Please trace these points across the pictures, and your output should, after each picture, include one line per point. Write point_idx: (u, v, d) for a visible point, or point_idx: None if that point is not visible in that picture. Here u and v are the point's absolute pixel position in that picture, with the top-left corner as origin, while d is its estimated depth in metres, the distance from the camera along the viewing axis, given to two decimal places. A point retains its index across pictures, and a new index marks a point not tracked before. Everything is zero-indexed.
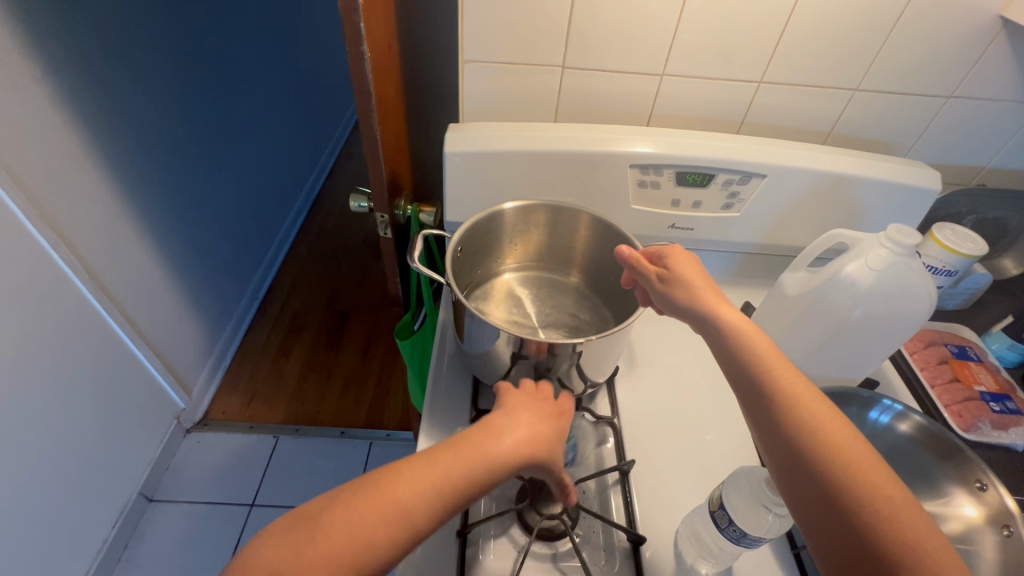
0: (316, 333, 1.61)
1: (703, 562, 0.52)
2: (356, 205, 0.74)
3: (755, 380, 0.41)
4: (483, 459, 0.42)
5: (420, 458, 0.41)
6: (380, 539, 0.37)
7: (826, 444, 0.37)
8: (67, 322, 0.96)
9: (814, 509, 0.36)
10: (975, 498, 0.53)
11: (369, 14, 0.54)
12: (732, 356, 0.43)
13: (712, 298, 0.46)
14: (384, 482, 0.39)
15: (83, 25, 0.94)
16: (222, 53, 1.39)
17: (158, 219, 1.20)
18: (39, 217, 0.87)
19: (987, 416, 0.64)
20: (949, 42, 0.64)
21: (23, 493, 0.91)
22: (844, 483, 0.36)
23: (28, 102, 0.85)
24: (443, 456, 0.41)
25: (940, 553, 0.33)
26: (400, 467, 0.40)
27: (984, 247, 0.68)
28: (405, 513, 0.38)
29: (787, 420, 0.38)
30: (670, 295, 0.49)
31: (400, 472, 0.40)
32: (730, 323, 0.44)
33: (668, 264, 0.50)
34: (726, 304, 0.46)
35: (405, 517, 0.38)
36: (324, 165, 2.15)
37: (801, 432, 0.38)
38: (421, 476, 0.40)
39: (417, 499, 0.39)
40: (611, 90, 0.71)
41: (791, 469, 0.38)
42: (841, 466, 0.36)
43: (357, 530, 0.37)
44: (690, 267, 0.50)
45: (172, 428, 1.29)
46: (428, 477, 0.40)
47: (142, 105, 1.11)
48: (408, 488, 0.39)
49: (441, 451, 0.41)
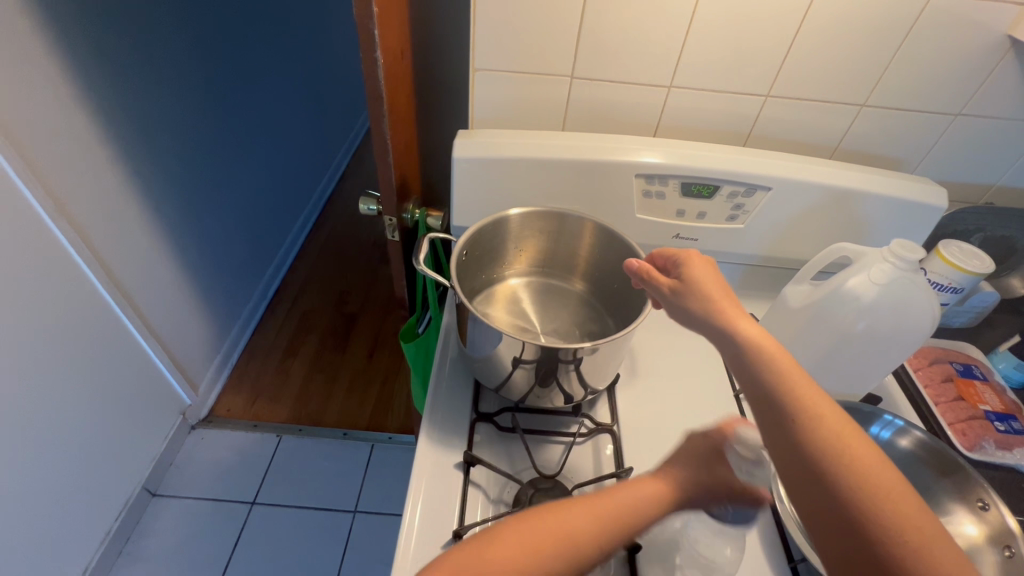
0: (322, 333, 1.62)
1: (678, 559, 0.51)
2: (365, 208, 0.75)
3: (778, 399, 0.39)
4: (638, 505, 0.43)
5: (579, 500, 0.42)
6: (543, 574, 0.38)
7: (856, 471, 0.36)
8: (79, 315, 0.98)
9: (840, 540, 0.35)
10: (976, 517, 0.52)
11: (382, 21, 0.56)
12: (754, 372, 0.41)
13: (734, 312, 0.45)
14: (550, 523, 0.40)
15: (106, 27, 0.97)
16: (241, 56, 1.42)
17: (173, 218, 1.22)
18: (58, 213, 0.90)
19: (990, 436, 0.63)
20: (959, 59, 0.65)
21: (30, 481, 0.92)
22: (875, 513, 0.34)
23: (53, 102, 0.89)
24: (597, 507, 0.42)
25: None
26: (559, 506, 0.41)
27: (991, 264, 0.67)
28: (568, 543, 0.39)
29: (815, 442, 0.37)
30: (687, 306, 0.48)
31: (563, 508, 0.41)
32: (751, 338, 0.43)
33: (683, 274, 0.50)
34: (746, 319, 0.44)
35: (569, 553, 0.39)
36: (337, 169, 2.17)
37: (829, 456, 0.36)
38: (582, 520, 0.40)
39: (583, 533, 0.40)
40: (618, 101, 0.72)
41: (815, 497, 0.36)
42: (873, 496, 0.35)
43: (523, 554, 0.38)
44: (706, 278, 0.49)
45: (177, 423, 1.31)
46: (595, 516, 0.41)
47: (161, 106, 1.14)
48: (574, 525, 0.40)
49: (597, 505, 0.42)
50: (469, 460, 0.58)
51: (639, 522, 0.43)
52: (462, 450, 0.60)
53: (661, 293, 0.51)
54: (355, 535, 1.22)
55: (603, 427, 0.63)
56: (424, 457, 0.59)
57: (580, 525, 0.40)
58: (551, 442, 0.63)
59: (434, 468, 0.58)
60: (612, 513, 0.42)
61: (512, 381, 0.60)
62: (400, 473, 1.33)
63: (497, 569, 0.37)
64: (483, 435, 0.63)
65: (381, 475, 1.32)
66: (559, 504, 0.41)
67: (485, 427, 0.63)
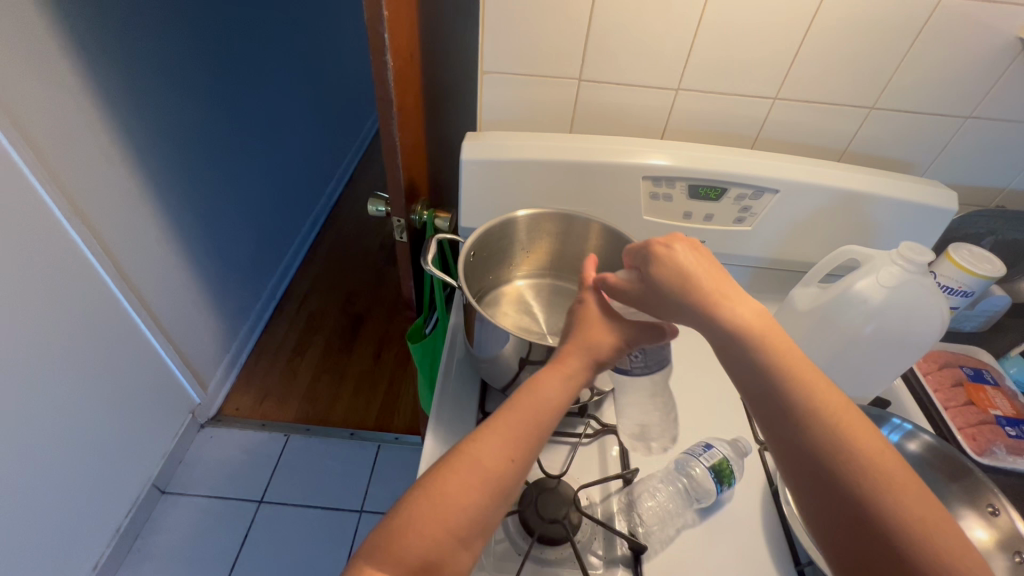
0: (330, 334, 1.64)
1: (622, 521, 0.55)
2: (374, 209, 0.76)
3: (781, 391, 0.40)
4: (538, 407, 0.44)
5: (478, 431, 0.43)
6: (464, 510, 0.39)
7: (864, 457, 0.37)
8: (92, 314, 0.99)
9: (855, 528, 0.36)
10: (986, 522, 0.52)
11: (392, 24, 0.57)
12: (756, 363, 0.41)
13: (731, 294, 0.44)
14: (455, 469, 0.40)
15: (120, 31, 0.99)
16: (252, 60, 1.44)
17: (184, 219, 1.24)
18: (73, 213, 0.92)
19: (1002, 441, 0.62)
20: (969, 61, 0.64)
21: (42, 476, 0.94)
22: (881, 499, 0.35)
23: (69, 105, 0.91)
24: (493, 431, 0.42)
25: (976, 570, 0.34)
26: (459, 448, 0.42)
27: (1002, 268, 0.66)
28: (479, 477, 0.40)
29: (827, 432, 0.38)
30: (665, 291, 0.45)
31: (466, 447, 0.42)
32: (742, 324, 0.42)
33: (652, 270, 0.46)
34: (732, 302, 0.43)
35: (484, 484, 0.40)
36: (346, 171, 2.19)
37: (840, 444, 0.37)
38: (482, 449, 0.41)
39: (487, 459, 0.41)
40: (626, 104, 0.72)
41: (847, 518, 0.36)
42: (880, 482, 0.36)
43: (438, 508, 0.39)
44: (682, 266, 0.45)
45: (187, 421, 1.32)
46: (501, 437, 0.42)
47: (173, 108, 1.16)
48: (478, 454, 0.41)
49: (492, 428, 0.42)
50: None
51: (546, 419, 0.44)
52: None
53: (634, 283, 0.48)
54: (360, 534, 1.22)
55: (609, 428, 0.63)
56: (431, 456, 0.60)
57: (482, 454, 0.41)
58: (557, 443, 0.63)
59: None
60: (512, 429, 0.42)
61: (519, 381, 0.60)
62: (406, 473, 1.33)
63: (416, 527, 0.38)
64: None
65: (387, 475, 1.32)
66: (458, 448, 0.42)
67: None
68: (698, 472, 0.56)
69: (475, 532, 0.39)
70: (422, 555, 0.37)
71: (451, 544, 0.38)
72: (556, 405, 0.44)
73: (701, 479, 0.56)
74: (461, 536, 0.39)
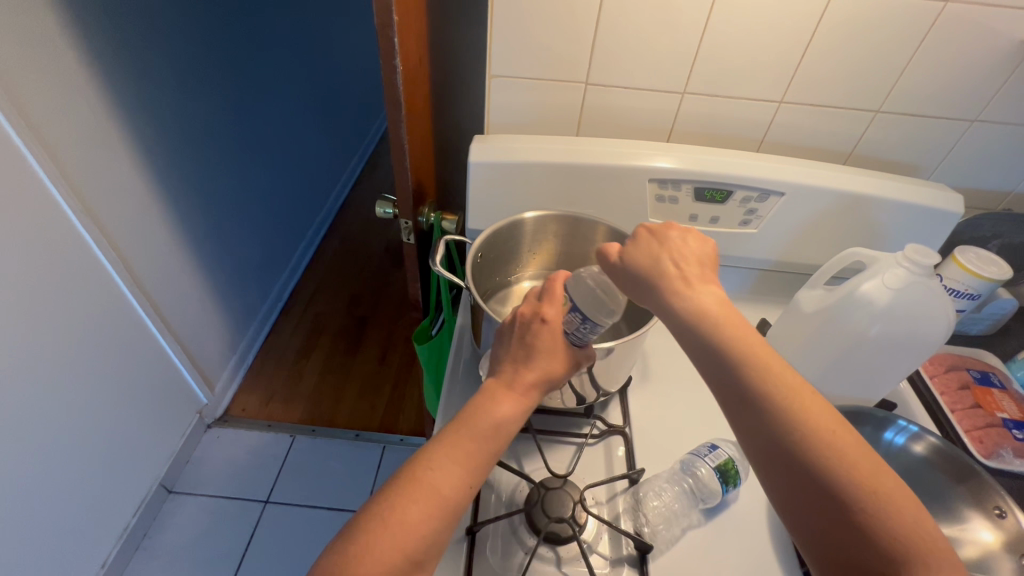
0: (336, 335, 1.65)
1: (625, 518, 0.56)
2: (382, 211, 0.77)
3: (737, 376, 0.40)
4: (489, 426, 0.44)
5: (429, 454, 0.43)
6: (425, 539, 0.40)
7: (818, 438, 0.37)
8: (102, 313, 1.01)
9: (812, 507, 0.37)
10: (993, 523, 0.52)
11: (402, 30, 0.58)
12: (713, 348, 0.41)
13: (692, 279, 0.44)
14: (408, 497, 0.40)
15: (132, 35, 1.01)
16: (261, 64, 1.46)
17: (193, 220, 1.26)
18: (85, 214, 0.94)
19: (1009, 444, 0.63)
20: (974, 65, 0.65)
21: (52, 473, 0.95)
22: (836, 474, 0.36)
23: (82, 108, 0.92)
24: (445, 455, 0.42)
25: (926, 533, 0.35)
26: (411, 472, 0.42)
27: (1008, 271, 0.67)
28: (434, 502, 0.40)
29: (780, 416, 0.38)
30: (635, 269, 0.46)
31: (419, 472, 0.41)
32: (699, 305, 0.42)
33: (631, 245, 0.47)
34: (695, 288, 0.44)
35: (437, 510, 0.40)
36: (352, 174, 2.21)
37: (793, 426, 0.38)
38: (434, 473, 0.41)
39: (441, 485, 0.41)
40: (633, 107, 0.73)
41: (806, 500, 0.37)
42: (834, 459, 0.37)
43: (393, 537, 0.39)
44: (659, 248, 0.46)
45: (194, 421, 1.33)
46: (459, 463, 0.42)
47: (184, 111, 1.18)
48: (438, 483, 0.41)
49: (444, 451, 0.43)
50: None
51: (497, 439, 0.44)
52: None
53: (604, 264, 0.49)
54: None
55: (615, 429, 0.63)
56: None
57: (436, 480, 0.41)
58: (563, 443, 0.63)
59: None
60: (463, 452, 0.43)
61: None
62: None
63: (382, 560, 0.38)
64: None
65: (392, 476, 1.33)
66: (411, 472, 0.42)
67: None
68: (704, 472, 0.57)
69: (429, 555, 0.40)
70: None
71: (408, 569, 0.39)
72: (508, 422, 0.45)
73: (706, 479, 0.56)
74: (415, 560, 0.39)
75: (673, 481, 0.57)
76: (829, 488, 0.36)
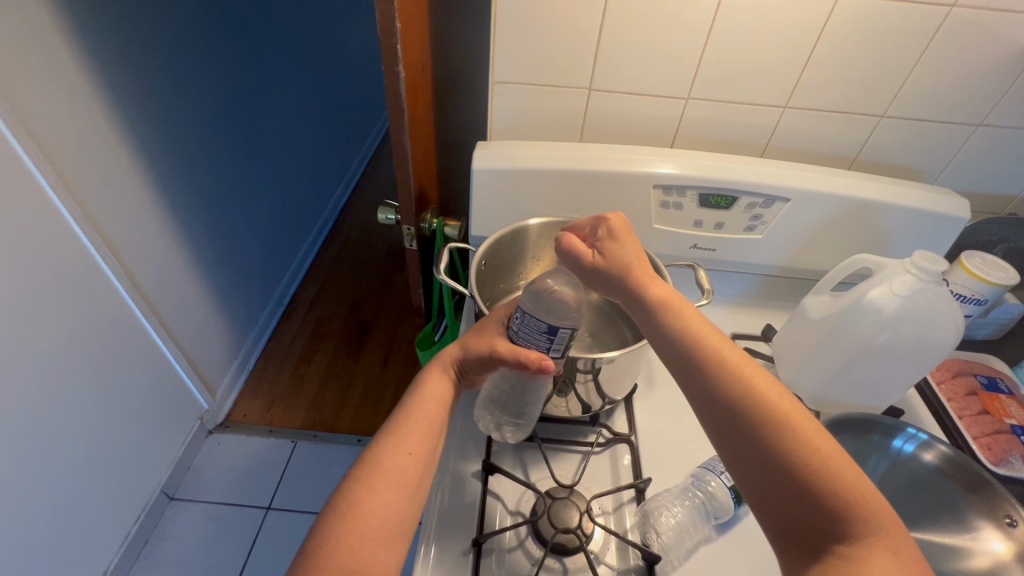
0: (338, 340, 1.64)
1: (634, 530, 0.56)
2: (384, 217, 0.76)
3: (690, 352, 0.43)
4: (420, 408, 0.48)
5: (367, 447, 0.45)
6: (389, 512, 0.41)
7: (760, 408, 0.39)
8: (103, 319, 1.01)
9: (753, 476, 0.38)
10: (1004, 534, 0.51)
11: (404, 36, 0.57)
12: (657, 324, 0.46)
13: (649, 274, 0.48)
14: (356, 485, 0.42)
15: (132, 41, 1.01)
16: (263, 70, 1.46)
17: (193, 225, 1.25)
18: (86, 221, 0.94)
19: (1018, 451, 0.62)
20: (981, 69, 0.64)
21: (53, 480, 0.95)
22: (782, 441, 0.37)
23: (83, 115, 0.92)
24: (388, 439, 0.45)
25: (869, 502, 0.36)
26: (353, 467, 0.44)
27: (1016, 276, 0.66)
28: (383, 476, 0.42)
29: (723, 389, 0.40)
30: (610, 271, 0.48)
31: (361, 463, 0.43)
32: (659, 297, 0.46)
33: (605, 245, 0.49)
34: (656, 281, 0.48)
35: (389, 483, 0.42)
36: (353, 177, 2.21)
37: (733, 398, 0.40)
38: (377, 456, 0.44)
39: (385, 461, 0.43)
40: (637, 112, 0.72)
41: (763, 473, 0.38)
42: (772, 423, 0.38)
43: (351, 522, 0.39)
44: (630, 251, 0.48)
45: (195, 428, 1.33)
46: (406, 442, 0.45)
47: (183, 116, 1.17)
48: (392, 463, 0.43)
49: (383, 439, 0.45)
50: (487, 469, 0.58)
51: (431, 414, 0.48)
52: (479, 458, 0.61)
53: (579, 268, 0.49)
54: None
55: (621, 437, 0.63)
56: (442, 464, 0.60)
57: (380, 460, 0.43)
58: (568, 451, 0.63)
59: (451, 475, 0.59)
60: (403, 432, 0.46)
61: None
62: None
63: (355, 539, 0.39)
64: (500, 444, 0.63)
65: None
66: (353, 467, 0.43)
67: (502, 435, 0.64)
68: (716, 486, 0.56)
69: (393, 531, 0.41)
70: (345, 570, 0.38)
71: (377, 548, 0.39)
72: (443, 396, 0.50)
73: (718, 493, 0.56)
74: (380, 538, 0.40)
75: (685, 495, 0.56)
76: (769, 456, 0.37)
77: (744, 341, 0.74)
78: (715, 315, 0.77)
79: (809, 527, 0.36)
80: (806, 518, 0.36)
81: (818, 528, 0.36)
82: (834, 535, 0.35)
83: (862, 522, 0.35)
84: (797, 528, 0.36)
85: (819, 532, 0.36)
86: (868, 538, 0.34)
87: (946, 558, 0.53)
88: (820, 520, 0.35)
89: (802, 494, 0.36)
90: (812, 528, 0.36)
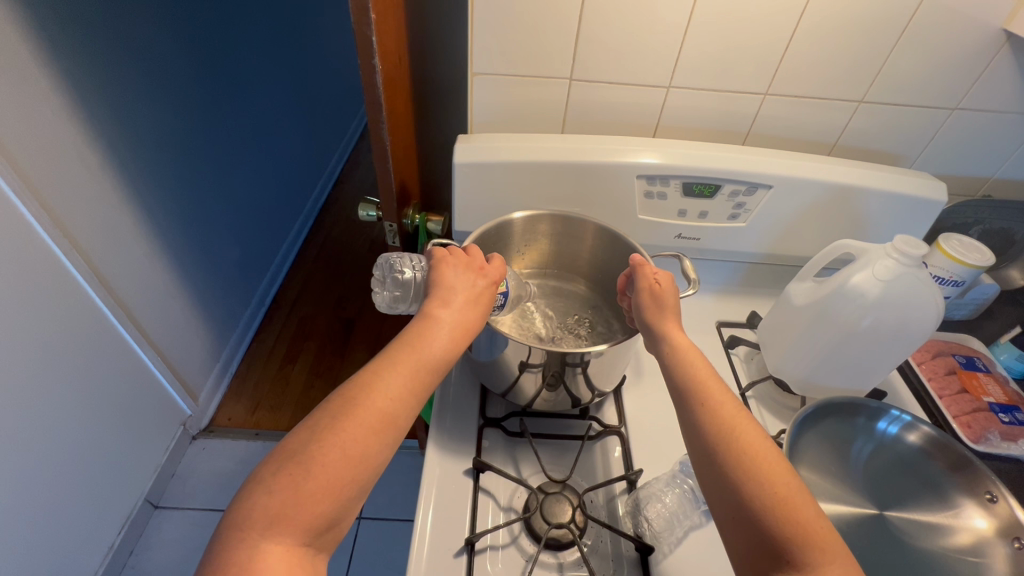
0: (322, 340, 1.61)
1: (627, 519, 0.56)
2: (365, 214, 0.74)
3: (683, 389, 0.45)
4: (434, 355, 0.44)
5: (375, 377, 0.41)
6: (374, 459, 0.39)
7: (730, 438, 0.41)
8: (77, 325, 0.97)
9: (721, 500, 0.40)
10: (985, 510, 0.53)
11: (380, 26, 0.55)
12: (662, 365, 0.49)
13: (671, 325, 0.51)
14: (350, 421, 0.39)
15: (97, 35, 0.96)
16: (235, 67, 1.42)
17: (167, 225, 1.21)
18: (54, 226, 0.89)
19: (996, 427, 0.64)
20: (958, 53, 0.65)
21: (29, 494, 0.91)
22: (748, 472, 0.39)
23: (42, 113, 0.87)
24: (381, 377, 0.41)
25: (823, 532, 0.37)
26: (357, 396, 0.40)
27: (991, 256, 0.68)
28: (386, 426, 0.40)
29: (703, 423, 0.43)
30: (657, 309, 0.52)
31: (366, 396, 0.40)
32: (676, 343, 0.49)
33: (660, 280, 0.54)
34: (680, 331, 0.50)
35: (388, 436, 0.40)
36: (331, 173, 2.17)
37: (710, 430, 0.42)
38: (385, 398, 0.40)
39: (393, 410, 0.40)
40: (617, 100, 0.71)
41: (728, 497, 0.39)
42: (738, 451, 0.40)
43: (347, 463, 0.37)
44: (673, 296, 0.53)
45: (178, 434, 1.30)
46: (403, 389, 0.41)
47: (152, 112, 1.12)
48: (387, 409, 0.40)
49: (379, 375, 0.41)
50: (479, 467, 0.58)
51: (440, 369, 0.44)
52: (470, 455, 0.60)
53: (638, 288, 0.54)
54: (359, 543, 1.17)
55: (611, 429, 0.63)
56: (431, 463, 0.59)
57: (375, 407, 0.40)
58: (559, 445, 0.63)
59: (442, 474, 0.58)
60: (400, 372, 0.42)
61: (521, 385, 0.60)
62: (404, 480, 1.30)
63: (333, 478, 0.37)
64: (491, 440, 0.63)
65: None
66: (356, 397, 0.40)
67: (493, 431, 0.63)
68: None
69: (368, 480, 0.39)
70: (320, 511, 0.36)
71: (356, 498, 0.38)
72: (452, 355, 0.46)
73: None
74: (361, 489, 0.38)
75: (674, 483, 0.57)
76: (733, 483, 0.39)
77: (728, 329, 0.75)
78: (700, 304, 0.78)
79: (763, 553, 0.37)
80: (761, 543, 0.37)
81: (763, 553, 0.37)
82: (781, 562, 0.36)
83: (806, 551, 0.36)
84: (750, 552, 0.38)
85: (772, 559, 0.37)
86: (814, 564, 0.36)
87: (933, 536, 0.53)
88: (770, 546, 0.37)
89: (758, 523, 0.38)
90: (763, 555, 0.37)
